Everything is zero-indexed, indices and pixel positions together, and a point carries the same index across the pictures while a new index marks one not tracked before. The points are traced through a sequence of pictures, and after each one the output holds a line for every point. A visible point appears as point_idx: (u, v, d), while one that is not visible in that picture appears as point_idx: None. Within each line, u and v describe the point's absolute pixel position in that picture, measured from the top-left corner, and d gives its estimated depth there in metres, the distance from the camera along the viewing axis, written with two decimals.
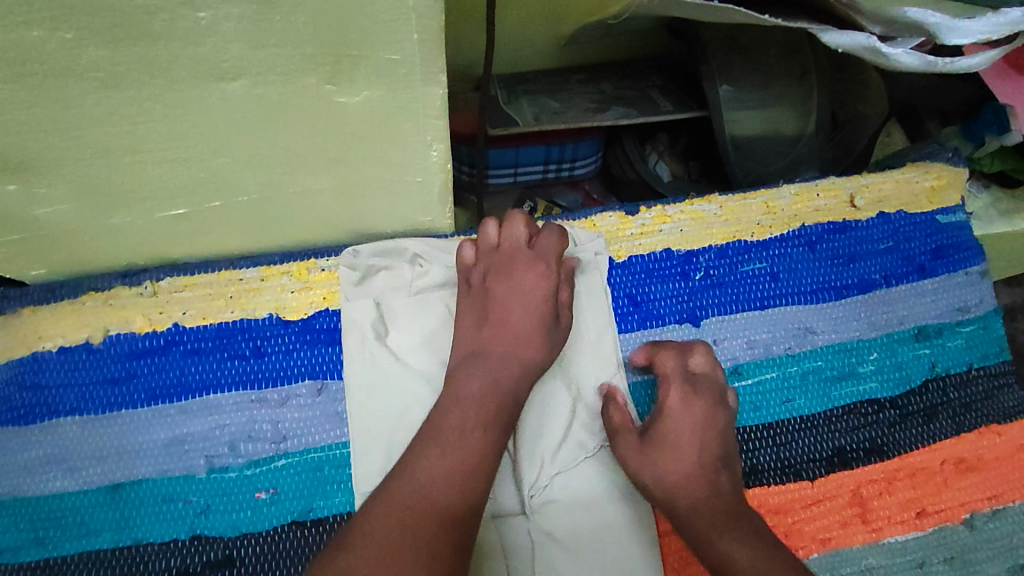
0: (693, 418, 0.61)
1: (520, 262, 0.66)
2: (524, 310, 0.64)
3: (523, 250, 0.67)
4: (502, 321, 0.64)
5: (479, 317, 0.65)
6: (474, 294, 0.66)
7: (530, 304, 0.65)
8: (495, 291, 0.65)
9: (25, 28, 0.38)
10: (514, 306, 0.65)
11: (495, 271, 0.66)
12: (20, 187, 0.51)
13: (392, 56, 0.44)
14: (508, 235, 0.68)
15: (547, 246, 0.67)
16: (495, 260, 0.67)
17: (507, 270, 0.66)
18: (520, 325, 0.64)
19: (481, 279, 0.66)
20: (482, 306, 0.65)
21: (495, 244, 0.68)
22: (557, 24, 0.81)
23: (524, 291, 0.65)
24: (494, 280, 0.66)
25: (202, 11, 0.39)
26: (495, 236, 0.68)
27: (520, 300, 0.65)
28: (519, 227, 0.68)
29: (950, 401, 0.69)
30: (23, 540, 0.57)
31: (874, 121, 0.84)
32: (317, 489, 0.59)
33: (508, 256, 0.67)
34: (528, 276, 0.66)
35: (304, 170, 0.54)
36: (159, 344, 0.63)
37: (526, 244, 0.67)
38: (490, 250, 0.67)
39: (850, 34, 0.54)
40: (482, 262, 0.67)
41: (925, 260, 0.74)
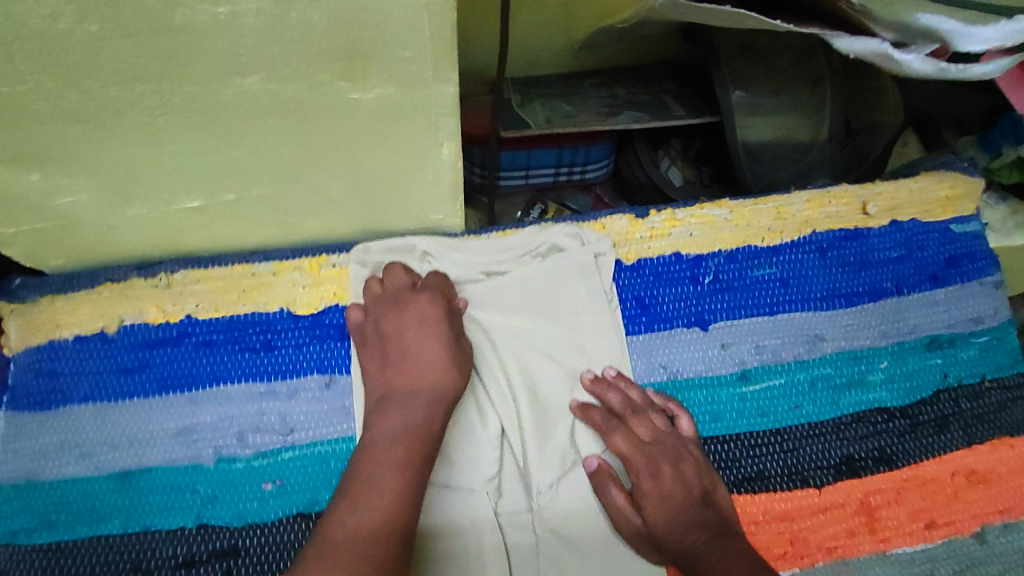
0: (666, 489, 0.61)
1: (403, 303, 0.64)
2: (421, 339, 0.62)
3: (406, 293, 0.65)
4: (404, 359, 0.62)
5: (382, 360, 0.62)
6: (371, 336, 0.63)
7: (427, 336, 0.62)
8: (391, 336, 0.63)
9: (51, 21, 0.39)
10: (413, 343, 0.62)
11: (385, 316, 0.63)
12: (42, 176, 0.52)
13: (405, 53, 0.45)
14: (388, 281, 0.66)
15: (437, 285, 0.66)
16: (386, 302, 0.64)
17: (397, 313, 0.63)
18: (422, 356, 0.61)
19: (375, 326, 0.63)
20: (381, 346, 0.63)
21: (377, 293, 0.65)
22: (571, 27, 0.82)
23: (415, 321, 0.63)
24: (386, 322, 0.63)
25: (221, 7, 0.40)
26: (377, 287, 0.66)
27: (416, 334, 0.62)
28: (397, 273, 0.66)
29: (962, 411, 0.68)
30: (36, 523, 0.58)
31: (889, 130, 0.83)
32: (323, 482, 0.60)
33: (392, 302, 0.64)
34: (415, 310, 0.63)
35: (317, 165, 0.55)
36: (171, 335, 0.64)
37: (409, 286, 0.66)
38: (376, 298, 0.65)
39: (862, 40, 0.54)
40: (373, 308, 0.65)
41: (938, 269, 0.73)
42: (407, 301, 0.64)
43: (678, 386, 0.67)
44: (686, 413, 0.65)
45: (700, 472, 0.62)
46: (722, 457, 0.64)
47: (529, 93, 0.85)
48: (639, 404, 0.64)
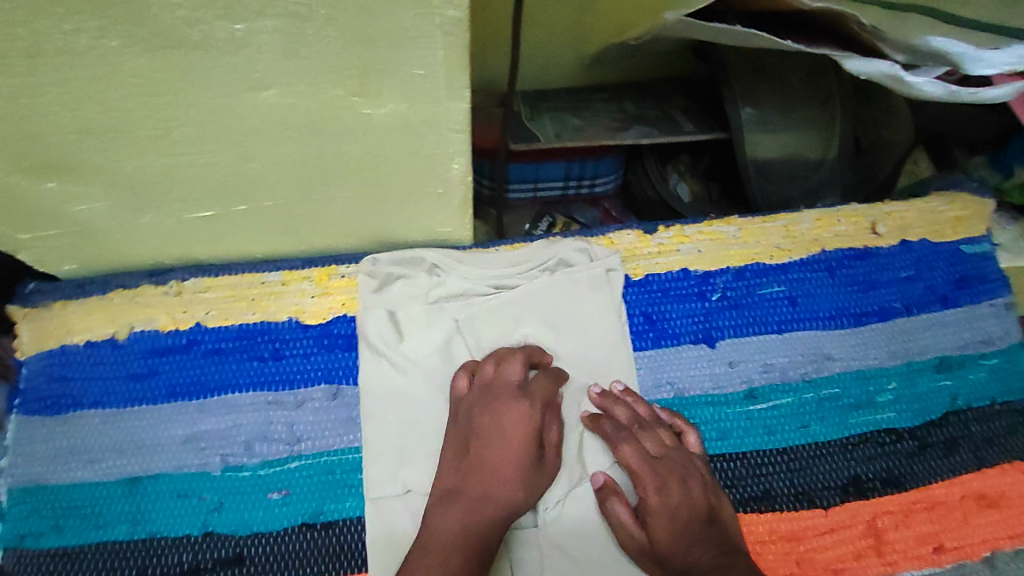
0: (672, 506, 0.60)
1: (506, 403, 0.62)
2: (510, 452, 0.60)
3: (510, 388, 0.63)
4: (483, 462, 0.60)
5: (461, 453, 0.61)
6: (461, 426, 0.62)
7: (512, 447, 0.61)
8: (483, 431, 0.61)
9: (74, 36, 0.40)
10: (500, 446, 0.61)
11: (481, 411, 0.62)
12: (59, 185, 0.53)
13: (417, 70, 0.46)
14: (499, 371, 0.64)
15: (540, 390, 0.63)
16: (487, 395, 0.62)
17: (493, 410, 0.61)
18: (507, 470, 0.60)
19: (469, 412, 0.62)
20: (467, 442, 0.61)
21: (486, 380, 0.63)
22: (581, 41, 0.83)
23: (508, 429, 0.61)
24: (480, 415, 0.62)
25: (238, 24, 0.41)
26: (464, 381, 0.64)
27: (504, 441, 0.61)
28: (512, 364, 0.64)
29: (971, 434, 0.67)
30: (43, 527, 0.58)
31: (898, 149, 0.85)
32: (328, 492, 0.60)
33: (494, 395, 0.62)
34: (512, 417, 0.61)
35: (329, 178, 0.56)
36: (181, 342, 0.64)
37: (517, 383, 0.63)
38: (482, 385, 0.63)
39: (873, 63, 0.55)
40: (474, 396, 0.63)
41: (948, 290, 0.73)
42: (507, 400, 0.62)
43: (684, 403, 0.66)
44: (694, 430, 0.64)
45: (708, 489, 0.61)
46: (728, 475, 0.64)
47: (539, 106, 0.85)
48: (647, 419, 0.64)
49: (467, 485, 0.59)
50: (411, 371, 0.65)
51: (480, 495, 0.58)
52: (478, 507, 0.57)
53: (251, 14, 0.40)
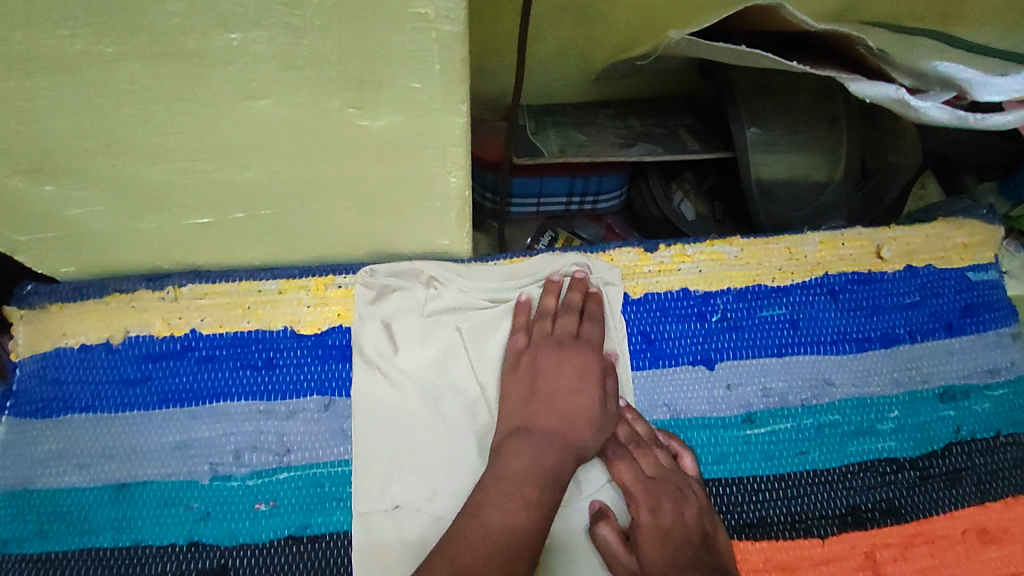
0: (664, 527, 0.59)
1: (568, 352, 0.64)
2: (575, 395, 0.61)
3: (570, 338, 0.65)
4: (551, 399, 0.61)
5: (528, 398, 0.61)
6: (523, 371, 0.63)
7: (581, 388, 0.62)
8: (547, 373, 0.62)
9: (69, 42, 0.40)
10: (564, 394, 0.61)
11: (546, 356, 0.63)
12: (55, 188, 0.53)
13: (415, 84, 0.46)
14: (557, 325, 0.65)
15: (595, 339, 0.65)
16: (550, 345, 0.64)
17: (557, 355, 0.63)
18: (572, 410, 0.60)
19: (531, 360, 0.64)
20: (531, 387, 0.62)
21: (547, 332, 0.65)
22: (587, 59, 0.83)
23: (573, 372, 0.62)
24: (543, 362, 0.63)
25: (234, 34, 0.41)
26: (521, 340, 0.65)
27: (569, 385, 0.62)
28: (567, 319, 0.66)
29: (975, 467, 0.65)
30: (27, 532, 0.58)
31: (909, 174, 0.80)
32: (316, 506, 0.59)
33: (556, 339, 0.64)
34: (574, 362, 0.63)
35: (327, 188, 0.56)
36: (175, 348, 0.64)
37: (575, 334, 0.65)
38: (543, 335, 0.65)
39: (878, 85, 0.54)
40: (535, 345, 0.64)
41: (954, 317, 0.71)
42: (568, 349, 0.64)
43: (681, 425, 0.65)
44: (690, 453, 0.63)
45: (700, 514, 0.59)
46: (724, 501, 0.62)
47: (544, 121, 0.85)
48: (644, 438, 0.63)
49: (534, 421, 0.60)
50: (404, 382, 0.64)
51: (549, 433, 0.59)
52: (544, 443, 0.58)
53: (247, 24, 0.40)
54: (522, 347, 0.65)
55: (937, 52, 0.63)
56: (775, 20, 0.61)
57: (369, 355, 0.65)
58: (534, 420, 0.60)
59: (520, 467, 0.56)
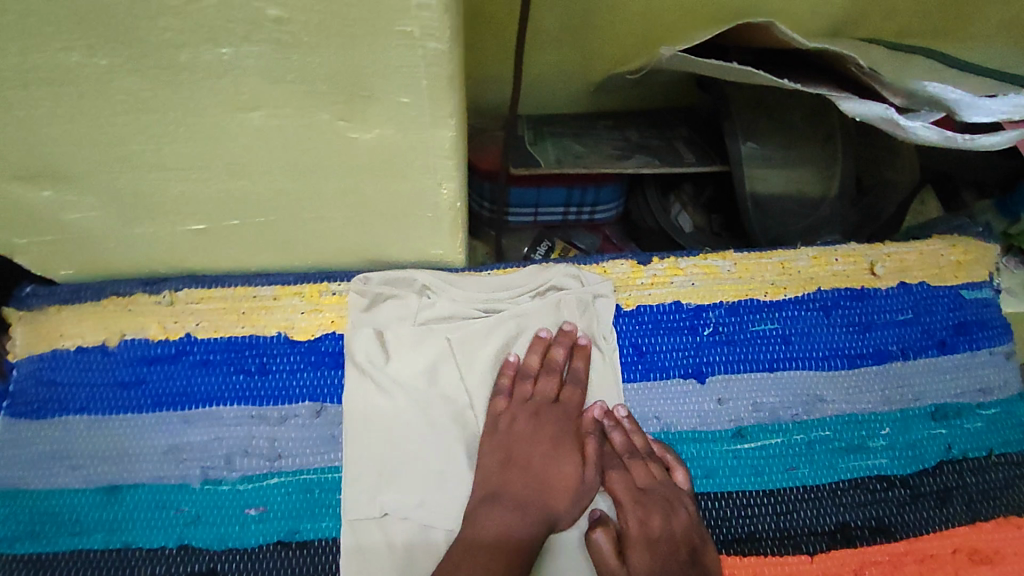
0: (653, 536, 0.59)
1: (546, 418, 0.64)
2: (550, 462, 0.62)
3: (551, 406, 0.65)
4: (527, 465, 0.62)
5: (502, 465, 0.62)
6: (499, 433, 0.63)
7: (556, 454, 0.63)
8: (524, 439, 0.63)
9: (64, 54, 0.41)
10: (540, 458, 0.62)
11: (524, 421, 0.64)
12: (53, 193, 0.54)
13: (404, 99, 0.46)
14: (537, 388, 0.66)
15: (575, 404, 0.66)
16: (528, 411, 0.64)
17: (535, 422, 0.64)
18: (546, 476, 0.61)
19: (509, 425, 0.64)
20: (507, 452, 0.62)
21: (527, 395, 0.65)
22: (585, 71, 0.83)
23: (549, 440, 0.63)
24: (520, 428, 0.63)
25: (224, 48, 0.42)
26: (503, 402, 0.65)
27: (545, 453, 0.62)
28: (548, 382, 0.66)
29: (966, 486, 0.65)
30: (19, 532, 0.58)
31: (904, 190, 0.83)
32: (306, 511, 0.60)
33: (536, 408, 0.64)
34: (551, 430, 0.64)
35: (320, 197, 0.56)
36: (170, 352, 0.65)
37: (554, 399, 0.66)
38: (522, 400, 0.65)
39: (867, 104, 0.54)
40: (512, 409, 0.65)
41: (946, 335, 0.71)
42: (549, 417, 0.64)
43: (671, 438, 0.65)
44: (683, 467, 0.63)
45: (689, 527, 0.60)
46: (714, 515, 0.62)
47: (542, 131, 0.86)
48: (639, 449, 0.64)
49: (507, 488, 0.60)
50: (394, 391, 0.64)
51: (519, 501, 0.59)
52: (513, 512, 0.58)
53: (238, 39, 0.41)
54: (502, 410, 0.65)
55: (928, 73, 0.63)
56: (764, 37, 0.62)
57: (365, 368, 0.65)
58: (507, 484, 0.60)
59: (494, 530, 0.56)
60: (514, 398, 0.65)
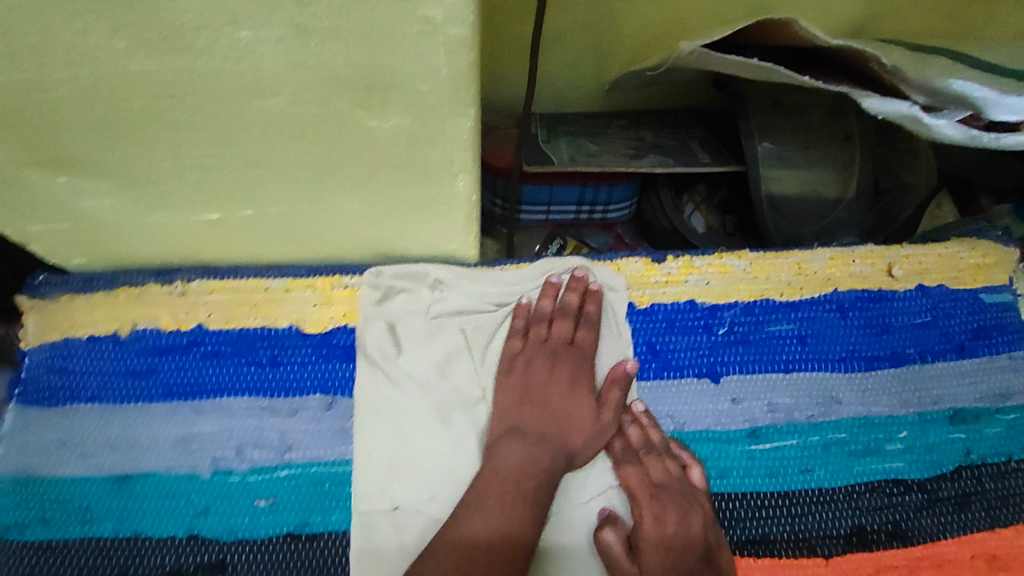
0: (667, 534, 0.58)
1: (563, 359, 0.66)
2: (568, 401, 0.64)
3: (567, 347, 0.66)
4: (545, 405, 0.63)
5: (519, 404, 0.63)
6: (515, 373, 0.65)
7: (572, 394, 0.64)
8: (540, 380, 0.64)
9: (84, 35, 0.41)
10: (557, 397, 0.64)
11: (540, 364, 0.65)
12: (69, 179, 0.54)
13: (423, 87, 0.46)
14: (552, 331, 0.67)
15: (589, 343, 0.67)
16: (545, 352, 0.66)
17: (553, 365, 0.65)
18: (564, 416, 0.63)
19: (526, 366, 0.65)
20: (524, 391, 0.64)
21: (542, 337, 0.67)
22: (600, 68, 0.83)
23: (566, 380, 0.65)
24: (537, 368, 0.65)
25: (245, 31, 0.41)
26: (518, 343, 0.67)
27: (561, 394, 0.64)
28: (563, 325, 0.67)
29: (985, 491, 0.64)
30: (30, 519, 0.58)
31: (922, 190, 0.82)
32: (315, 504, 0.59)
33: (552, 350, 0.66)
34: (568, 370, 0.65)
35: (336, 189, 0.56)
36: (181, 343, 0.64)
37: (569, 340, 0.67)
38: (538, 342, 0.66)
39: (891, 101, 0.53)
40: (529, 350, 0.66)
41: (965, 339, 0.70)
42: (566, 359, 0.66)
43: (685, 438, 0.65)
44: (699, 466, 0.62)
45: (707, 525, 0.59)
46: (728, 515, 0.61)
47: (556, 130, 0.85)
48: (656, 445, 0.63)
49: (526, 424, 0.62)
50: (405, 384, 0.64)
51: (541, 437, 0.61)
52: (535, 450, 0.60)
53: (258, 22, 0.41)
54: (518, 351, 0.66)
55: (952, 71, 0.62)
56: (786, 34, 0.62)
57: (370, 351, 0.65)
58: (525, 420, 0.62)
59: (514, 467, 0.59)
60: (529, 339, 0.67)
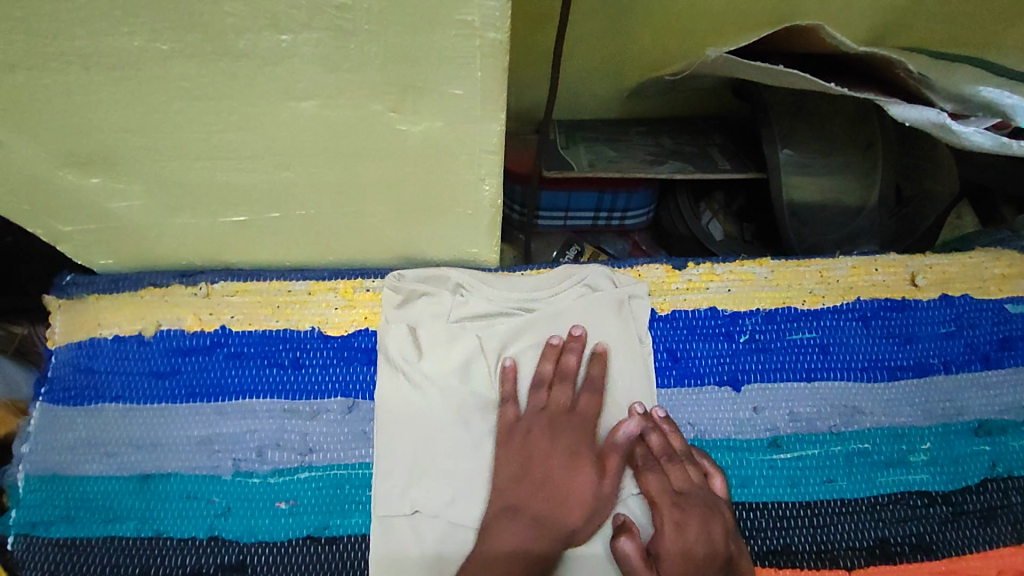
0: (688, 541, 0.57)
1: (563, 429, 0.63)
2: (571, 475, 0.60)
3: (566, 417, 0.64)
4: (543, 480, 0.60)
5: (519, 474, 0.61)
6: (514, 444, 0.62)
7: (573, 467, 0.61)
8: (534, 456, 0.61)
9: (128, 38, 0.42)
10: (556, 472, 0.61)
11: (537, 436, 0.62)
12: (102, 180, 0.55)
13: (455, 91, 0.47)
14: (551, 397, 0.64)
15: (591, 412, 0.64)
16: (544, 420, 0.63)
17: (550, 437, 0.62)
18: (568, 489, 0.59)
19: (524, 437, 0.62)
20: (522, 464, 0.61)
21: (541, 404, 0.64)
22: (621, 77, 0.83)
23: (566, 452, 0.62)
24: (536, 441, 0.62)
25: (284, 35, 0.42)
26: (512, 412, 0.63)
27: (562, 466, 0.61)
28: (563, 390, 0.65)
29: (1012, 505, 0.62)
30: (55, 516, 0.59)
31: (944, 200, 0.81)
32: (336, 507, 0.59)
33: (551, 420, 0.63)
34: (567, 442, 0.62)
35: (362, 193, 0.57)
36: (205, 344, 0.65)
37: (569, 407, 0.64)
38: (536, 409, 0.64)
39: (919, 108, 0.54)
40: (527, 419, 0.63)
41: (990, 350, 0.69)
42: (566, 429, 0.63)
43: (706, 446, 0.64)
44: (721, 474, 0.62)
45: (728, 529, 0.59)
46: (750, 525, 0.61)
47: (575, 136, 0.86)
48: (678, 452, 0.62)
49: (525, 502, 0.59)
50: (428, 388, 0.64)
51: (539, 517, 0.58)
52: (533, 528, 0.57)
53: (298, 26, 0.42)
54: (515, 420, 0.63)
55: (979, 78, 0.63)
56: (812, 41, 0.63)
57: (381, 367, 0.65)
58: (525, 498, 0.59)
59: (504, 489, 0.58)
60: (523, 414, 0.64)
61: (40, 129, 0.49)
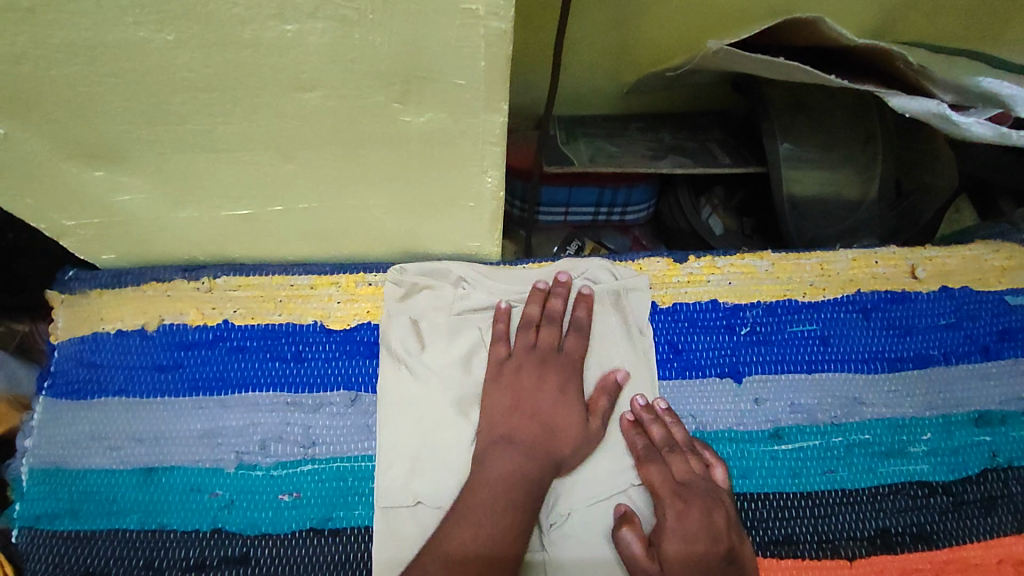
0: (689, 531, 0.58)
1: (552, 365, 0.65)
2: (561, 410, 0.63)
3: (556, 355, 0.66)
4: (533, 411, 0.63)
5: (510, 407, 0.63)
6: (505, 380, 0.64)
7: (562, 402, 0.64)
8: (523, 391, 0.64)
9: (133, 29, 0.42)
10: (545, 406, 0.63)
11: (528, 372, 0.65)
12: (106, 174, 0.55)
13: (459, 81, 0.47)
14: (540, 336, 0.66)
15: (578, 352, 0.66)
16: (533, 358, 0.65)
17: (541, 372, 0.65)
18: (558, 420, 0.63)
19: (514, 371, 0.65)
20: (513, 399, 0.63)
21: (530, 343, 0.66)
22: (622, 71, 0.83)
23: (555, 387, 0.64)
24: (526, 375, 0.65)
25: (289, 25, 0.42)
26: (502, 351, 0.66)
27: (551, 401, 0.64)
28: (551, 331, 0.67)
29: (1012, 495, 0.63)
30: (59, 509, 0.59)
31: (944, 193, 0.81)
32: (339, 499, 0.59)
33: (541, 357, 0.65)
34: (555, 377, 0.65)
35: (365, 185, 0.57)
36: (207, 338, 0.65)
37: (557, 347, 0.66)
38: (526, 348, 0.66)
39: (917, 99, 0.54)
40: (517, 356, 0.66)
41: (990, 341, 0.69)
42: (556, 366, 0.65)
43: (707, 437, 0.64)
44: (723, 464, 0.62)
45: (730, 520, 0.59)
46: (752, 516, 0.61)
47: (574, 132, 0.86)
48: (680, 444, 0.63)
49: (517, 432, 0.62)
50: (429, 379, 0.65)
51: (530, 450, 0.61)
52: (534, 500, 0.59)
53: (303, 16, 0.42)
54: (505, 356, 0.66)
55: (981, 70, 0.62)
56: (811, 33, 0.63)
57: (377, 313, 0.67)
58: (516, 427, 0.62)
59: (505, 479, 0.58)
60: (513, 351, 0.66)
61: (44, 121, 0.49)
